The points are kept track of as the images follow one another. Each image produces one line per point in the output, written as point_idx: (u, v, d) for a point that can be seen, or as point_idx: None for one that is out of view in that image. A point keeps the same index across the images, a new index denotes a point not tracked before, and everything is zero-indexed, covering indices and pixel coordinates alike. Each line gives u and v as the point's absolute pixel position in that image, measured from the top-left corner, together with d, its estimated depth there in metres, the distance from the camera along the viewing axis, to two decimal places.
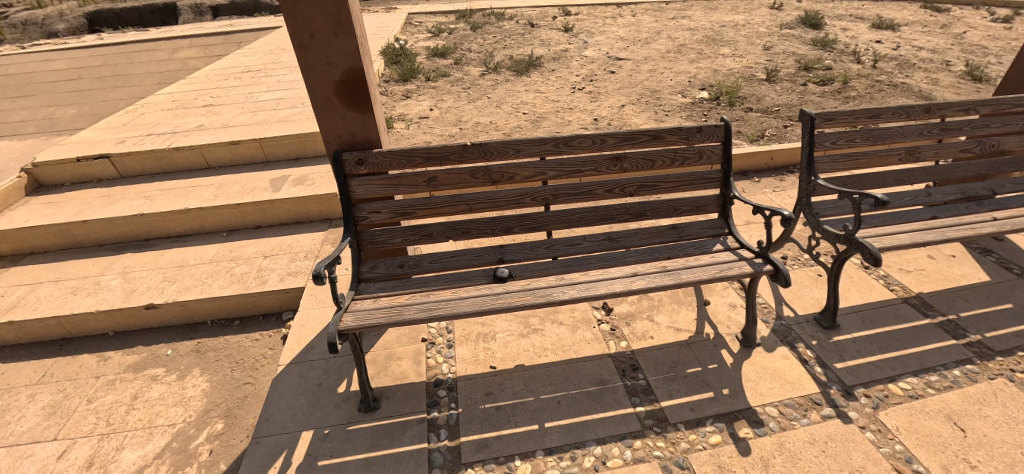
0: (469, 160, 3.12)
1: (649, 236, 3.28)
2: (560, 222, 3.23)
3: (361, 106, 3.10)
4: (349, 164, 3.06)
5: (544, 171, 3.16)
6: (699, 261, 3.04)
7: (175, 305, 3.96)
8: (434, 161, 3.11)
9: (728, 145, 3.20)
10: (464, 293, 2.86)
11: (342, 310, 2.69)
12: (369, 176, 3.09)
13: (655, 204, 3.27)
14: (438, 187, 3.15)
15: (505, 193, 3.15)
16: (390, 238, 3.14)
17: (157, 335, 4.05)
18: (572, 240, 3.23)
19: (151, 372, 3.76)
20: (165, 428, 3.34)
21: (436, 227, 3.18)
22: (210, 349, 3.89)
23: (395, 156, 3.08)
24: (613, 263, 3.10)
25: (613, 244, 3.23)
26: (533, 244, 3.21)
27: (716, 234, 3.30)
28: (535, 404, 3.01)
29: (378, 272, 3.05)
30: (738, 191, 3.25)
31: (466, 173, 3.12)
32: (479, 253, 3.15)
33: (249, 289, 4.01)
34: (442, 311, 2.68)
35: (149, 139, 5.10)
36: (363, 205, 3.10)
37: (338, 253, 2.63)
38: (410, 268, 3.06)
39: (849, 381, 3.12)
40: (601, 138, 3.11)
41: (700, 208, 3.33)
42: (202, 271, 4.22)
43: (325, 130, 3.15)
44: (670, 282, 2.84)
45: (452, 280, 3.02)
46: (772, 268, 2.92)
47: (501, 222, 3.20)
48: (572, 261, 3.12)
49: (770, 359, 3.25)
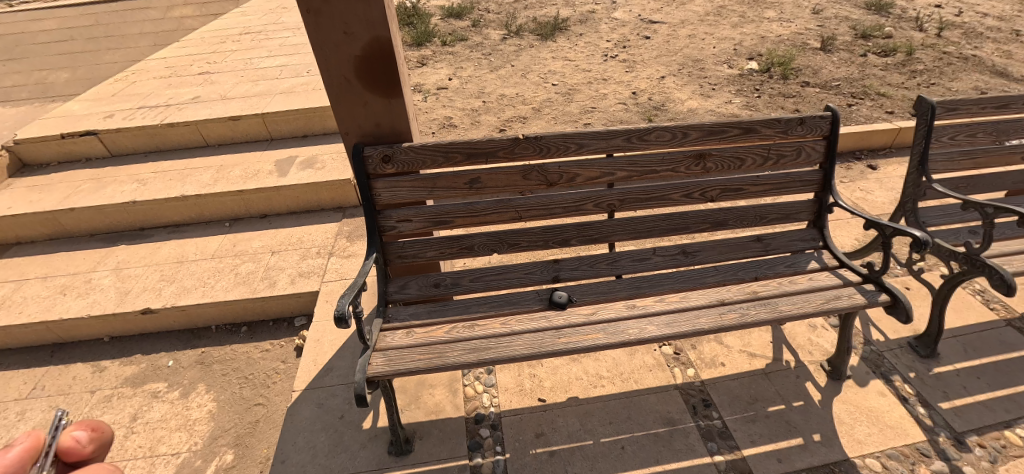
0: (522, 158, 2.56)
1: (729, 251, 2.76)
2: (626, 233, 2.71)
3: (387, 88, 2.48)
4: (372, 161, 2.44)
5: (611, 171, 2.62)
6: (796, 286, 2.52)
7: (174, 310, 3.48)
8: (476, 159, 2.53)
9: (834, 141, 2.64)
10: (517, 324, 2.37)
11: (370, 348, 2.21)
12: (397, 177, 2.49)
13: (739, 211, 2.75)
14: (481, 191, 2.57)
15: (565, 198, 2.61)
16: (427, 250, 2.58)
17: (159, 343, 3.63)
18: (639, 255, 2.72)
19: (151, 388, 3.35)
20: (169, 459, 2.95)
21: (477, 239, 2.60)
22: (215, 361, 3.47)
23: (430, 152, 2.47)
24: (691, 286, 2.59)
25: (689, 260, 2.71)
26: (593, 259, 2.70)
27: (808, 248, 2.78)
28: (595, 450, 2.59)
29: (410, 293, 2.53)
30: (842, 197, 2.69)
31: (517, 173, 2.57)
32: (530, 269, 2.64)
33: (256, 293, 3.50)
34: (493, 353, 2.21)
35: (141, 112, 4.51)
36: (388, 211, 2.50)
37: (360, 282, 2.07)
38: (450, 289, 2.56)
39: (958, 426, 2.68)
40: (682, 132, 2.58)
41: (790, 216, 2.80)
42: (204, 269, 3.69)
43: (342, 118, 2.54)
44: (768, 317, 2.34)
45: (500, 304, 2.51)
46: (889, 299, 2.40)
47: (556, 233, 2.66)
48: (641, 281, 2.62)
49: (865, 397, 2.81)
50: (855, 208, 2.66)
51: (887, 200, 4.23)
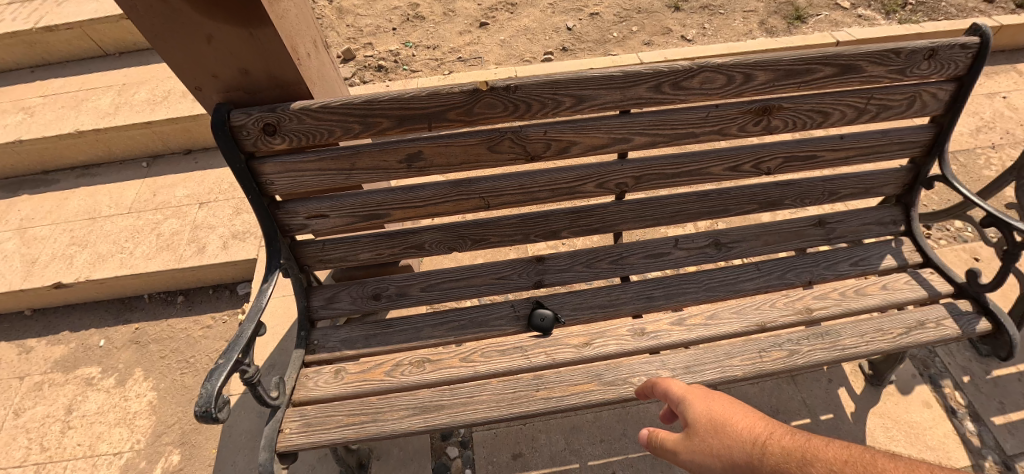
0: (484, 119, 1.51)
1: (776, 239, 2.04)
2: (639, 221, 1.87)
3: (242, 7, 1.35)
4: (248, 134, 1.45)
5: (626, 135, 1.58)
6: (861, 303, 1.87)
7: (90, 284, 2.93)
8: (415, 123, 1.49)
9: (969, 83, 1.69)
10: (483, 360, 1.77)
11: (280, 407, 1.69)
12: (291, 156, 1.52)
13: (802, 186, 1.93)
14: (426, 170, 1.60)
15: (553, 178, 1.66)
16: (353, 253, 1.81)
17: (89, 315, 3.34)
18: (655, 249, 1.97)
19: (84, 373, 3.11)
20: (111, 460, 2.78)
21: (426, 235, 1.79)
22: (151, 341, 3.20)
23: (338, 118, 1.45)
24: (721, 296, 1.93)
25: (720, 255, 2.00)
26: (593, 253, 1.96)
27: (885, 234, 2.06)
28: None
29: (342, 309, 1.91)
30: (950, 169, 1.92)
31: (478, 142, 1.55)
32: (505, 270, 1.92)
33: (182, 262, 2.91)
34: (450, 415, 1.64)
35: (12, 11, 3.49)
36: (291, 205, 1.65)
37: (248, 333, 1.51)
38: (392, 302, 1.91)
39: (1011, 448, 2.19)
40: (744, 73, 1.53)
41: (871, 190, 2.00)
42: (121, 229, 3.07)
43: (180, 67, 1.46)
44: (825, 358, 1.72)
45: (462, 325, 1.89)
46: (989, 325, 1.78)
47: (546, 222, 1.80)
48: (652, 286, 1.95)
49: (905, 407, 2.30)
50: (965, 188, 1.89)
51: (965, 128, 3.35)
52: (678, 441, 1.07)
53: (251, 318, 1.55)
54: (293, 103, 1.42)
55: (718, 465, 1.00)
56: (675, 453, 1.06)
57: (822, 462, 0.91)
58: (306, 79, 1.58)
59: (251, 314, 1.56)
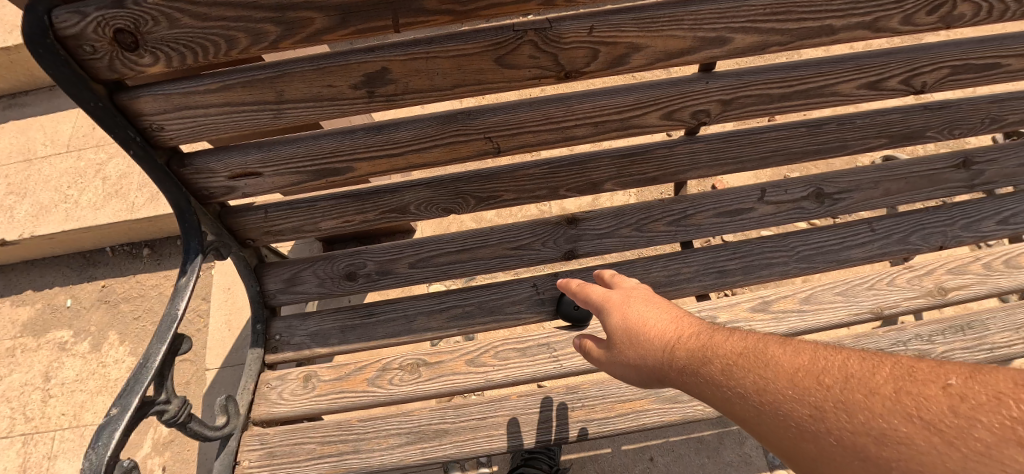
0: (484, 7, 0.90)
1: (900, 187, 1.42)
2: (714, 165, 1.22)
3: None
4: (95, 51, 0.86)
5: (722, 34, 0.97)
6: (1016, 281, 1.34)
7: (41, 240, 2.49)
8: (372, 16, 0.88)
9: None
10: (497, 363, 1.38)
11: (232, 435, 1.34)
12: (179, 85, 0.95)
13: (963, 107, 1.25)
14: (395, 100, 1.00)
15: (594, 103, 1.03)
16: (313, 222, 1.28)
17: (50, 271, 2.91)
18: (735, 206, 1.37)
19: (56, 337, 2.75)
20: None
21: (410, 197, 1.23)
22: (122, 300, 2.81)
23: (239, 15, 0.85)
24: (822, 270, 1.40)
25: (822, 209, 1.39)
26: (645, 210, 1.37)
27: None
28: (614, 462, 2.07)
29: (307, 293, 1.44)
30: None
31: (479, 50, 0.93)
32: (523, 237, 1.37)
33: (133, 212, 2.45)
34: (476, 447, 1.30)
35: None
36: (200, 161, 1.10)
37: (156, 363, 1.10)
38: (371, 284, 1.42)
39: None
40: None
41: None
42: (61, 173, 2.57)
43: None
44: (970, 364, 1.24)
45: (469, 312, 1.43)
46: None
47: (584, 170, 1.19)
48: (721, 253, 1.41)
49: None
50: None
51: None
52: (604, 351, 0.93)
53: (158, 340, 1.13)
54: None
55: (639, 374, 0.85)
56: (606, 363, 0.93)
57: (712, 353, 0.72)
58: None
59: (158, 335, 1.13)
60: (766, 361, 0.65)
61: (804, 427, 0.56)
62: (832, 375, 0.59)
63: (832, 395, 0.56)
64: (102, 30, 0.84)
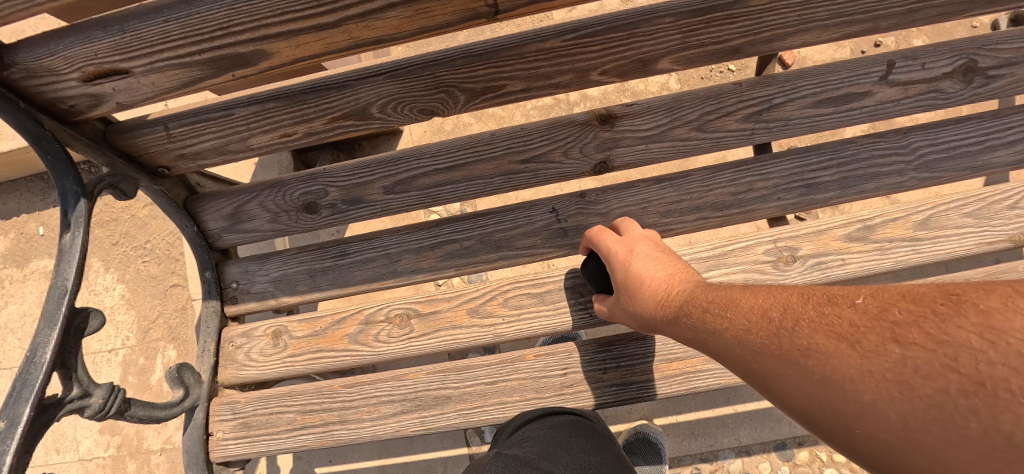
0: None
1: None
2: (832, 24, 0.78)
3: None
4: None
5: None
6: None
7: None
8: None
9: None
10: (508, 313, 1.07)
11: (198, 405, 1.06)
12: None
13: None
14: None
15: None
16: (239, 138, 0.88)
17: (11, 197, 2.53)
18: (847, 90, 0.91)
19: (41, 266, 2.50)
20: (110, 357, 2.31)
21: (366, 95, 0.82)
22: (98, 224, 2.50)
23: None
24: (946, 181, 0.97)
25: (967, 92, 0.92)
26: (712, 98, 0.93)
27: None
28: None
29: (259, 232, 1.10)
30: None
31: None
32: (537, 144, 0.98)
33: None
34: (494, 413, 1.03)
35: None
36: (25, 55, 0.70)
37: (49, 361, 0.77)
38: (339, 216, 1.06)
39: None
40: None
41: None
42: None
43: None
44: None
45: (469, 248, 1.09)
46: None
47: (626, 42, 0.76)
48: (815, 153, 0.98)
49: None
50: None
51: None
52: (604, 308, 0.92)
53: (45, 325, 0.79)
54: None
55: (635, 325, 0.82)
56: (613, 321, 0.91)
57: (681, 301, 0.72)
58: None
59: (45, 318, 0.79)
60: (720, 303, 0.65)
61: (742, 358, 0.57)
62: (772, 307, 0.57)
63: (761, 325, 0.56)
64: None
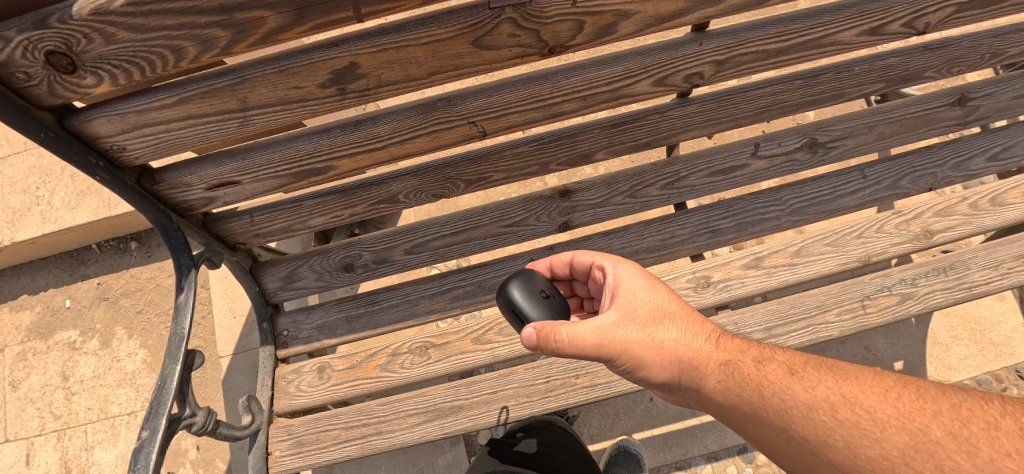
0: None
1: (893, 131, 1.33)
2: (707, 125, 1.17)
3: None
4: (29, 77, 0.79)
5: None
6: (998, 219, 1.35)
7: (19, 244, 2.55)
8: (329, 7, 0.76)
9: None
10: (502, 339, 1.40)
11: (260, 429, 1.35)
12: (131, 104, 0.88)
13: (951, 46, 1.15)
14: (371, 96, 0.93)
15: (588, 81, 0.98)
16: (303, 220, 1.23)
17: (40, 273, 2.76)
18: (730, 163, 1.30)
19: (65, 337, 2.65)
20: (128, 420, 2.50)
21: (396, 187, 1.18)
22: (121, 295, 2.69)
23: (175, 34, 0.75)
24: (810, 220, 1.36)
25: (814, 159, 1.32)
26: (638, 175, 1.31)
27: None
28: (618, 405, 2.22)
29: (307, 289, 1.42)
30: None
31: (456, 34, 0.83)
32: (517, 213, 1.34)
33: (113, 209, 2.51)
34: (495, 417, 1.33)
35: None
36: (173, 175, 1.04)
37: (175, 386, 1.07)
38: (370, 273, 1.40)
39: None
40: None
41: None
42: (26, 173, 2.59)
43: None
44: (949, 301, 1.28)
45: (469, 292, 1.42)
46: None
47: (573, 145, 1.15)
48: (718, 209, 1.36)
49: (976, 303, 2.13)
50: None
51: None
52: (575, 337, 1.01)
53: (170, 360, 1.09)
54: (75, 4, 0.71)
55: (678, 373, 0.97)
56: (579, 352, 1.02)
57: (791, 381, 0.84)
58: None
59: (170, 355, 1.10)
60: (874, 396, 0.77)
61: (909, 448, 0.68)
62: (954, 418, 0.70)
63: (944, 431, 0.68)
64: (32, 53, 0.76)
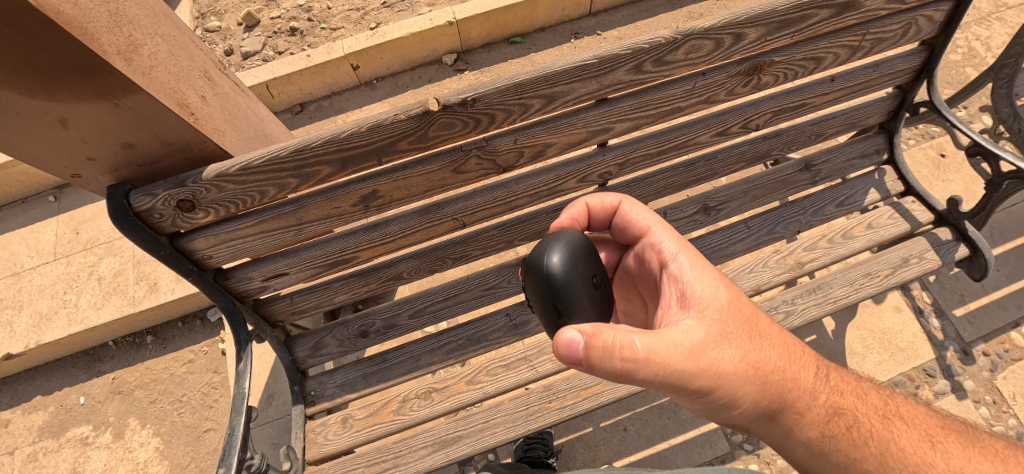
0: (441, 140, 1.23)
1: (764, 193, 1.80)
2: None
3: (98, 86, 0.97)
4: (161, 216, 1.16)
5: (606, 125, 1.33)
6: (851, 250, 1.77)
7: (41, 348, 2.40)
8: (362, 161, 1.22)
9: (941, 46, 1.49)
10: (489, 379, 1.75)
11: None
12: (221, 227, 1.26)
13: (789, 134, 1.61)
14: (386, 208, 1.36)
15: (531, 185, 1.43)
16: (329, 299, 1.59)
17: (55, 375, 2.56)
18: None
19: (79, 433, 2.44)
20: None
21: (401, 268, 1.57)
22: (137, 387, 2.51)
23: (265, 180, 1.18)
24: (714, 263, 1.80)
25: (709, 219, 1.78)
26: None
27: (867, 167, 1.84)
28: (595, 437, 2.51)
29: (330, 355, 1.76)
30: (938, 95, 1.66)
31: (441, 167, 1.29)
32: (493, 279, 1.78)
33: (138, 305, 2.42)
34: (489, 440, 1.67)
35: None
36: (241, 271, 1.40)
37: (241, 433, 1.41)
38: (381, 337, 1.76)
39: (968, 336, 2.21)
40: (735, 33, 1.22)
41: (855, 125, 1.68)
42: (54, 280, 2.51)
43: (38, 157, 1.05)
44: (819, 314, 1.67)
45: (460, 345, 1.78)
46: (967, 250, 1.72)
47: (529, 226, 1.59)
48: None
49: (879, 315, 2.29)
50: (952, 115, 1.68)
51: None
52: (647, 359, 0.98)
53: (236, 414, 1.43)
54: (204, 172, 1.13)
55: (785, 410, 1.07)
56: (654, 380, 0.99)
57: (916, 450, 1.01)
58: (212, 131, 1.17)
59: (235, 410, 1.44)
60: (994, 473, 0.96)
61: None
62: None
63: None
64: (168, 201, 1.14)
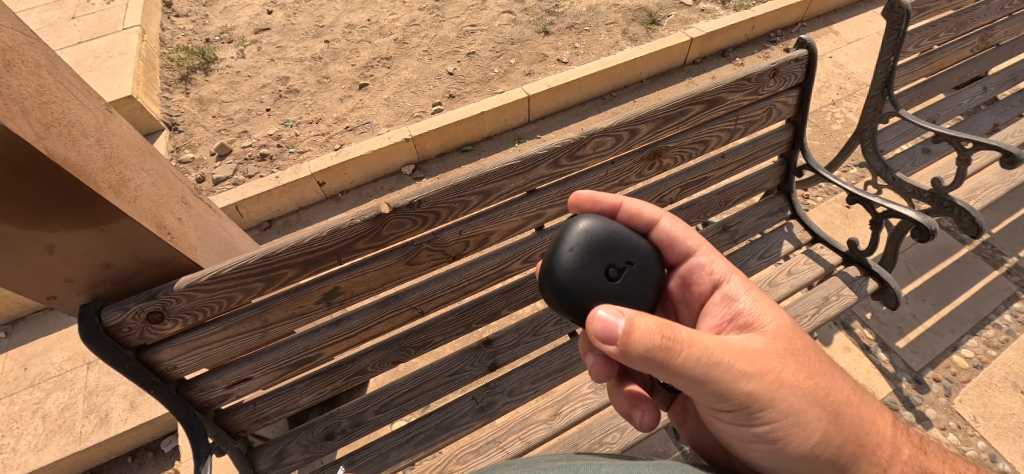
0: (395, 237, 1.39)
1: None
2: None
3: (93, 219, 1.13)
4: (130, 328, 1.24)
5: (539, 212, 1.54)
6: None
7: None
8: (324, 262, 1.36)
9: (801, 123, 1.82)
10: (461, 466, 1.74)
11: None
12: (187, 335, 1.33)
13: (701, 205, 1.85)
14: (347, 303, 1.47)
15: (480, 270, 1.59)
16: (294, 402, 1.62)
17: None
18: None
19: None
20: None
21: (363, 361, 1.64)
22: None
23: (234, 286, 1.30)
24: None
25: None
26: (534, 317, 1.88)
27: (777, 222, 2.06)
28: None
29: (294, 463, 1.72)
30: (814, 158, 1.95)
31: (396, 260, 1.44)
32: (457, 364, 1.85)
33: (84, 442, 2.28)
34: None
35: None
36: (204, 381, 1.44)
37: None
38: (348, 436, 1.76)
39: (916, 364, 2.22)
40: (629, 129, 1.49)
41: (757, 189, 1.94)
42: None
43: (19, 282, 1.14)
44: None
45: (429, 435, 1.80)
46: (877, 284, 1.88)
47: (484, 307, 1.71)
48: None
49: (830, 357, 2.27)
50: (829, 172, 1.97)
51: (835, 69, 3.45)
52: (706, 353, 0.99)
53: None
54: (176, 283, 1.25)
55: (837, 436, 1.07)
56: (712, 377, 1.01)
57: None
58: (184, 247, 1.33)
59: None
60: None
61: None
62: None
63: None
64: (139, 315, 1.24)
